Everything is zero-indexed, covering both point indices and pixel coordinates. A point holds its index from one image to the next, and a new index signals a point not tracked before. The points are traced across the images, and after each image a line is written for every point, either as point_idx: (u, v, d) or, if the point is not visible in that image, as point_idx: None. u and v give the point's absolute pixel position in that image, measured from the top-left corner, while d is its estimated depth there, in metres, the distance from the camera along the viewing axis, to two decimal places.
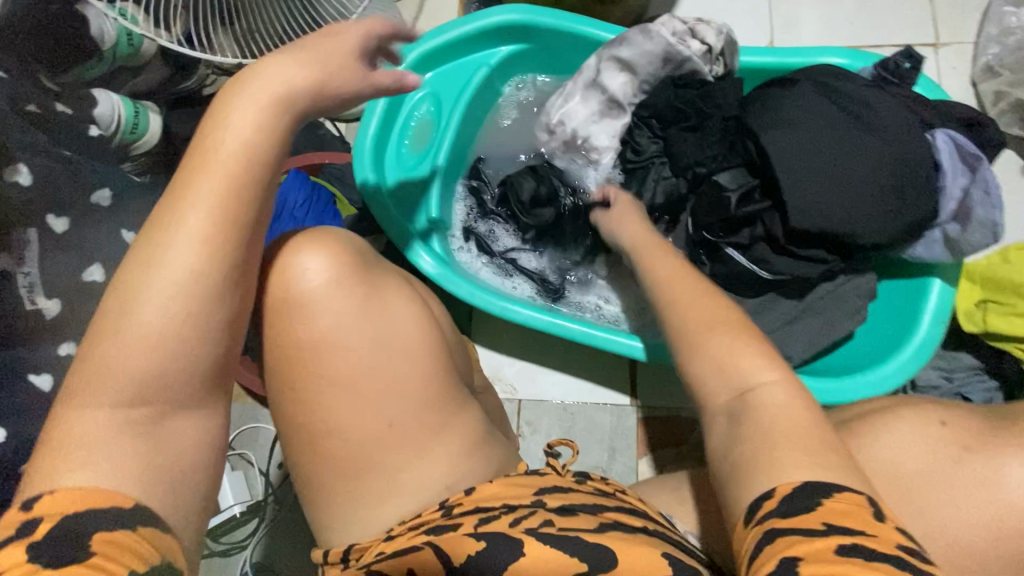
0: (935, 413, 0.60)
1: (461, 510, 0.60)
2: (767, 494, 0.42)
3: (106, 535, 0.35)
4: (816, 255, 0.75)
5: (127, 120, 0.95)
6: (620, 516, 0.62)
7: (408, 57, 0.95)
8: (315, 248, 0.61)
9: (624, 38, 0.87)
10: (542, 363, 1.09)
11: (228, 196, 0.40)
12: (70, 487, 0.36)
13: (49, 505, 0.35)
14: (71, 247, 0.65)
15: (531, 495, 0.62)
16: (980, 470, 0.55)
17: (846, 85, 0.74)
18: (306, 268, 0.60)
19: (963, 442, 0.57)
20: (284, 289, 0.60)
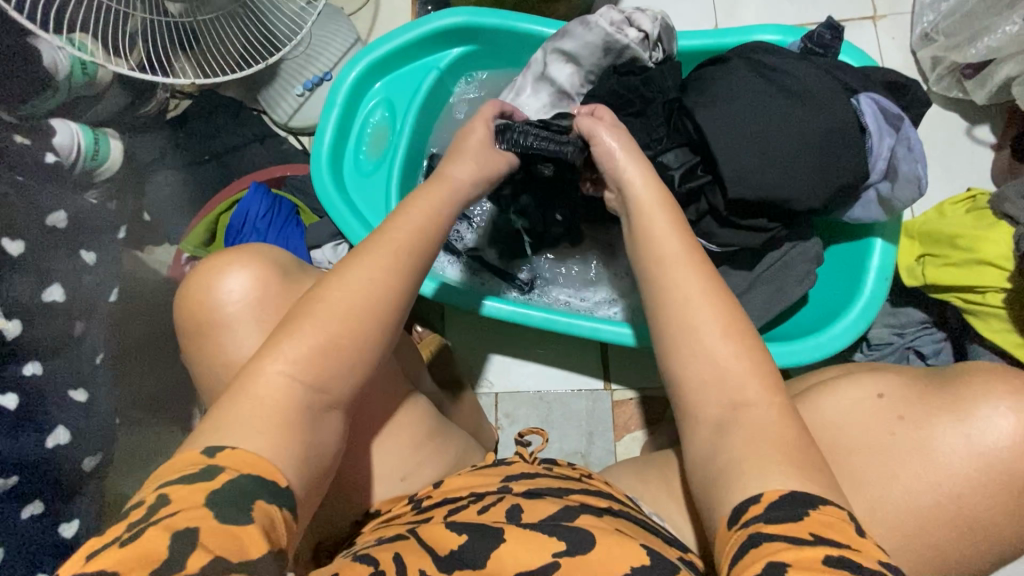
0: (873, 385, 0.67)
1: (431, 502, 0.65)
2: (755, 499, 0.45)
3: (264, 504, 0.44)
4: (758, 224, 0.77)
5: (87, 149, 0.98)
6: (586, 498, 0.63)
7: (358, 66, 0.98)
8: (235, 273, 0.67)
9: (565, 31, 0.90)
10: (516, 355, 1.10)
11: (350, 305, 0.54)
12: (244, 451, 0.46)
13: (228, 459, 0.45)
14: (30, 269, 0.67)
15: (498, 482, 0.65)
16: (912, 436, 0.62)
17: (773, 59, 0.77)
18: (226, 287, 0.67)
19: (899, 412, 0.64)
20: (209, 309, 0.67)
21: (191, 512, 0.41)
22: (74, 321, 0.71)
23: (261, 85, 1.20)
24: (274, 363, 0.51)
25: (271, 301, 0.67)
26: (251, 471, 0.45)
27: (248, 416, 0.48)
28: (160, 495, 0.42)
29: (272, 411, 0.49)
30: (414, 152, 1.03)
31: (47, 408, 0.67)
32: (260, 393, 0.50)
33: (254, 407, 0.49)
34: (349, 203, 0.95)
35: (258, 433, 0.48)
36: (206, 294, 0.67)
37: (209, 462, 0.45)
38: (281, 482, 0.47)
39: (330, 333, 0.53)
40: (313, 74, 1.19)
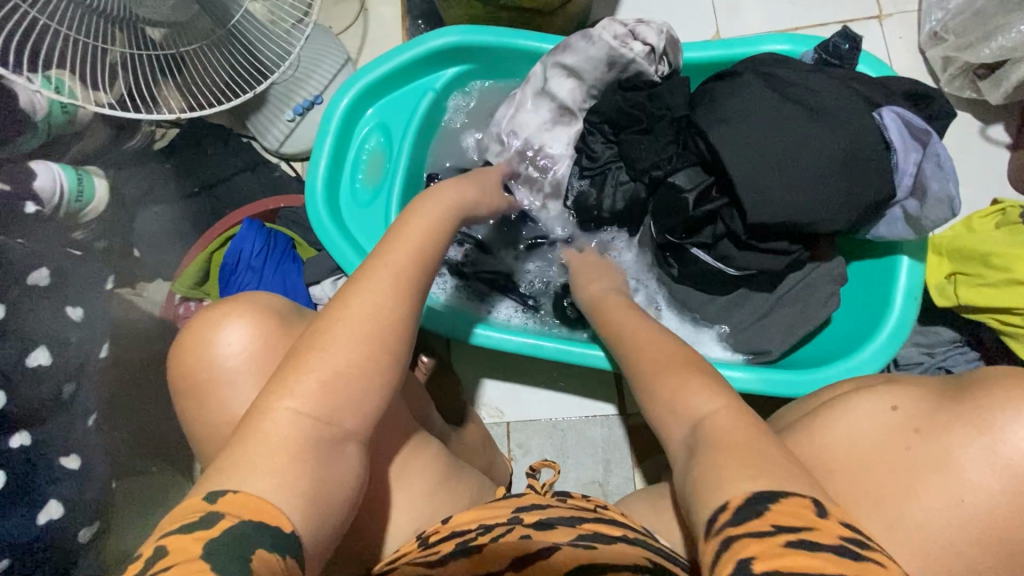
0: (886, 397, 0.61)
1: (438, 536, 0.60)
2: (722, 505, 0.42)
3: (263, 554, 0.40)
4: (780, 247, 0.74)
5: (71, 189, 0.93)
6: (600, 525, 0.60)
7: (350, 91, 0.94)
8: (231, 324, 0.63)
9: (566, 45, 0.85)
10: (528, 383, 1.07)
11: (366, 353, 0.50)
12: (245, 493, 0.43)
13: (228, 505, 0.42)
14: (12, 334, 0.62)
15: (509, 513, 0.61)
16: (928, 449, 0.55)
17: (787, 72, 0.73)
18: (223, 340, 0.63)
19: (913, 425, 0.57)
20: (207, 366, 0.63)
21: (188, 566, 0.37)
22: (61, 384, 0.67)
23: (251, 110, 1.16)
24: (284, 402, 0.47)
25: (274, 348, 0.63)
26: (250, 515, 0.42)
27: (257, 462, 0.45)
28: (160, 545, 0.39)
29: (277, 457, 0.45)
30: (412, 177, 0.99)
31: (35, 481, 0.62)
32: (268, 430, 0.46)
33: (259, 446, 0.45)
34: (348, 237, 0.91)
35: (263, 480, 0.44)
36: (203, 350, 0.63)
37: (210, 508, 0.42)
38: (287, 529, 0.43)
39: (331, 367, 0.49)
40: (304, 98, 1.15)
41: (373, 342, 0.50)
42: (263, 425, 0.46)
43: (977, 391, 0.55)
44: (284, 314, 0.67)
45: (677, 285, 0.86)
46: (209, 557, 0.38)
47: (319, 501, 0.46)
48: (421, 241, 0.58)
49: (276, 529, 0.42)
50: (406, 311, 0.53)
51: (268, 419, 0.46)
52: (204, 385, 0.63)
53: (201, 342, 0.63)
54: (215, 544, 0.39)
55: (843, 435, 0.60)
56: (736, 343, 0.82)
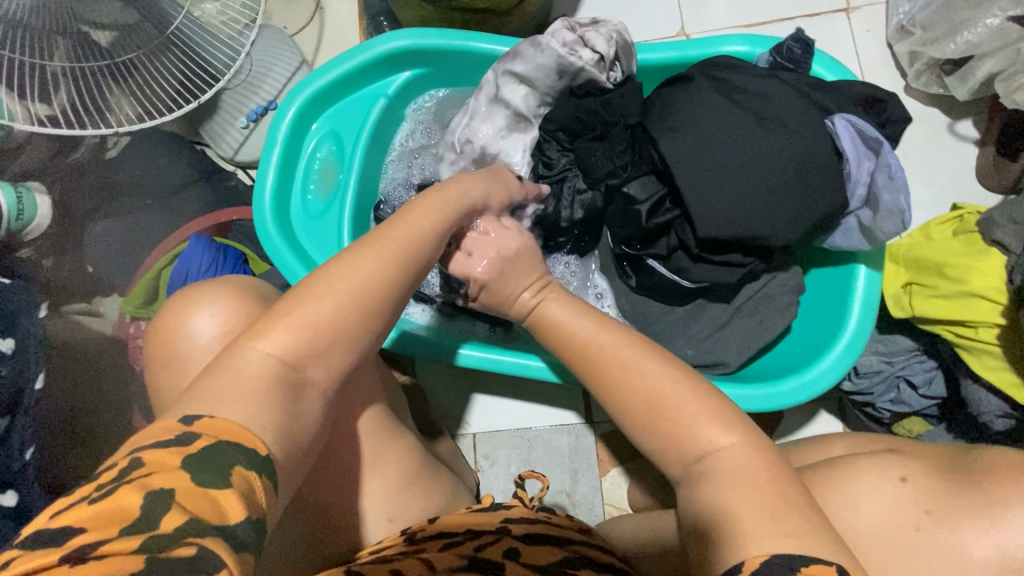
0: (894, 467, 0.62)
1: (424, 534, 0.61)
2: (739, 566, 0.44)
3: (243, 470, 0.37)
4: (733, 259, 0.72)
5: (10, 208, 0.92)
6: (587, 551, 0.63)
7: (297, 100, 0.91)
8: (225, 307, 0.61)
9: (516, 52, 0.85)
10: (495, 392, 1.05)
11: (306, 352, 0.47)
12: (224, 419, 0.40)
13: (205, 427, 0.38)
14: None
15: (499, 522, 0.66)
16: (937, 538, 0.56)
17: (741, 77, 0.71)
18: (188, 324, 0.60)
19: (923, 505, 0.58)
20: (178, 329, 0.60)
21: (170, 475, 0.34)
22: None
23: (203, 117, 1.12)
24: (257, 344, 0.45)
25: (193, 375, 0.59)
26: (232, 438, 0.38)
27: (224, 392, 0.42)
28: (133, 458, 0.35)
29: (247, 389, 0.43)
30: (366, 186, 0.96)
31: None
32: (200, 390, 0.42)
33: (230, 379, 0.43)
34: (299, 251, 0.88)
35: (244, 412, 0.41)
36: (190, 307, 0.61)
37: (185, 430, 0.37)
38: (262, 451, 0.39)
39: (288, 354, 0.46)
40: (256, 104, 1.11)
41: (319, 340, 0.47)
42: (248, 360, 0.44)
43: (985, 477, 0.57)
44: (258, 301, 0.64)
45: (633, 294, 0.84)
46: (188, 466, 0.35)
47: (289, 432, 0.43)
48: (394, 250, 0.54)
49: (253, 451, 0.39)
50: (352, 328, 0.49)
51: (263, 344, 0.46)
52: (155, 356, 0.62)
53: (169, 321, 0.61)
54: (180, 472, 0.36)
55: (852, 504, 0.60)
56: (694, 355, 0.78)
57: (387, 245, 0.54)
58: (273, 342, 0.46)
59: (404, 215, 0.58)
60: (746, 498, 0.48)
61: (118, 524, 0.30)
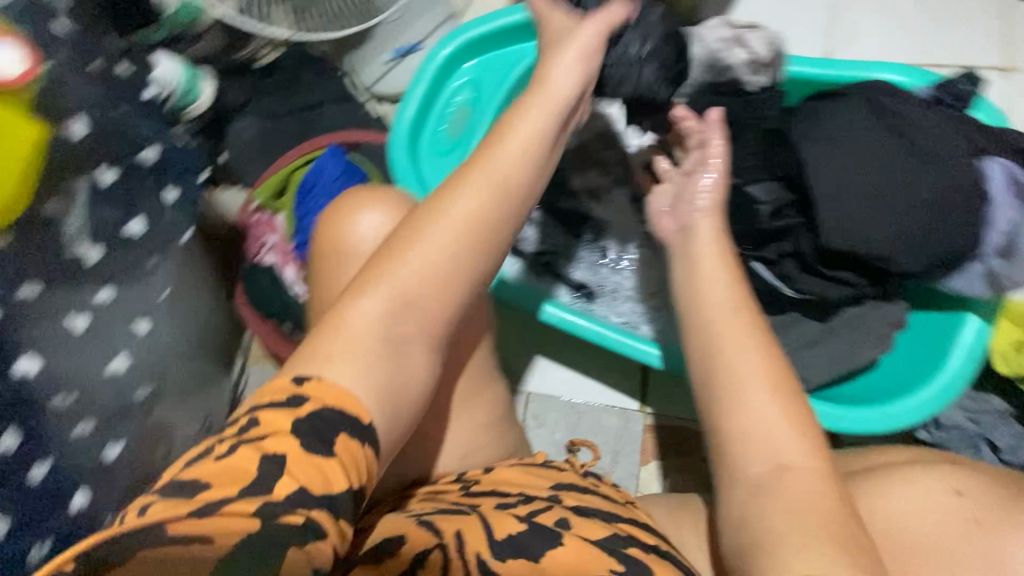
0: (951, 479, 0.58)
1: (480, 489, 0.60)
2: None
3: (347, 439, 0.41)
4: (845, 278, 0.73)
5: (182, 86, 0.98)
6: (636, 530, 0.58)
7: (452, 43, 0.96)
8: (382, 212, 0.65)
9: (668, 39, 0.87)
10: (558, 359, 1.09)
11: (408, 306, 0.47)
12: (332, 381, 0.43)
13: (316, 390, 0.42)
14: (117, 199, 0.68)
15: (548, 488, 0.61)
16: (986, 547, 0.54)
17: (899, 103, 0.72)
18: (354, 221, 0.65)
19: (974, 516, 0.56)
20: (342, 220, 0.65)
21: (280, 440, 0.39)
22: (148, 254, 0.73)
23: (349, 47, 1.20)
24: (364, 303, 0.46)
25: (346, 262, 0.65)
26: (335, 404, 0.42)
27: (335, 352, 0.44)
28: (253, 417, 0.41)
29: (360, 345, 0.45)
30: (492, 138, 1.01)
31: (111, 332, 0.68)
32: (316, 348, 0.44)
33: (339, 339, 0.45)
34: (422, 182, 0.94)
35: (356, 368, 0.44)
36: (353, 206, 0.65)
37: (295, 392, 0.42)
38: (364, 420, 0.42)
39: (396, 305, 0.46)
40: (404, 42, 1.18)
41: (422, 289, 0.47)
42: (354, 316, 0.46)
43: None
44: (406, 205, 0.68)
45: None
46: (299, 436, 0.40)
47: (394, 386, 0.45)
48: (498, 179, 0.50)
49: (355, 418, 0.42)
50: (456, 261, 0.48)
51: (366, 301, 0.46)
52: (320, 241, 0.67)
53: (338, 218, 0.66)
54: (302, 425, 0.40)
55: (904, 507, 0.57)
56: None
57: (489, 172, 0.50)
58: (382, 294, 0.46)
59: (494, 141, 0.52)
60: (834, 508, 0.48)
61: (238, 485, 0.37)
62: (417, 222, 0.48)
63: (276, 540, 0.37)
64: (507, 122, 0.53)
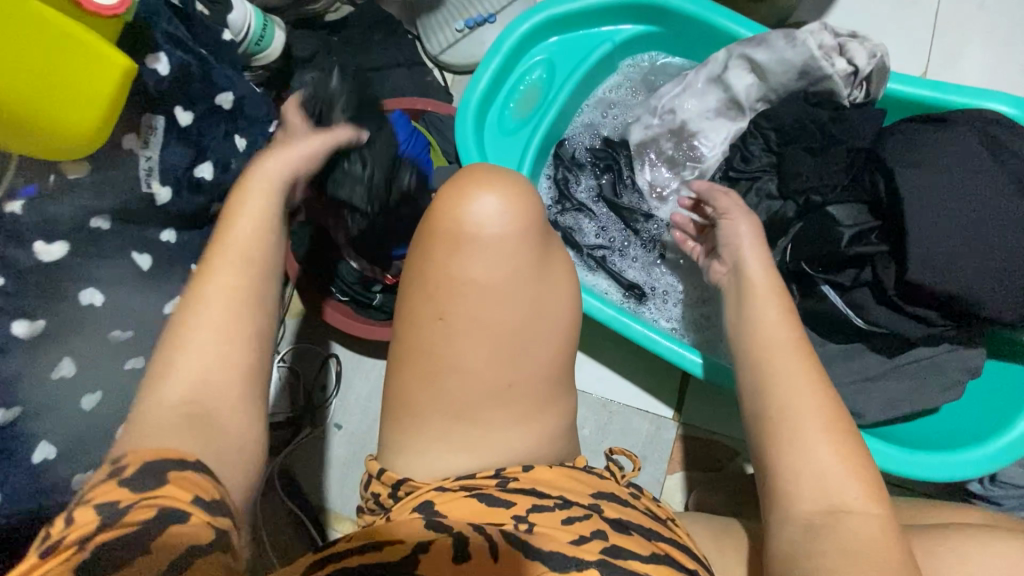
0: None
1: (517, 487, 0.53)
2: None
3: (177, 473, 0.40)
4: (925, 316, 0.69)
5: (255, 33, 0.98)
6: (675, 551, 0.52)
7: (533, 18, 0.93)
8: (497, 195, 0.56)
9: (763, 40, 0.81)
10: (595, 356, 1.07)
11: (213, 352, 0.47)
12: (145, 447, 0.42)
13: (133, 454, 0.41)
14: (190, 141, 0.68)
15: (589, 496, 0.54)
16: None
17: (1011, 138, 0.67)
18: (486, 201, 0.56)
19: None
20: (464, 205, 0.56)
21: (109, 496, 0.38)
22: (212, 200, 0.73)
23: (423, 11, 1.16)
24: (167, 386, 0.46)
25: (462, 252, 0.55)
26: (160, 455, 0.41)
27: (150, 421, 0.44)
28: (75, 503, 0.38)
29: (170, 419, 0.44)
30: (561, 122, 0.98)
31: (169, 272, 0.68)
32: (143, 419, 0.44)
33: (157, 407, 0.45)
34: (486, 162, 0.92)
35: (189, 434, 0.44)
36: (472, 190, 0.57)
37: (113, 466, 0.40)
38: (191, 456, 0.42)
39: (195, 384, 0.46)
40: (478, 13, 1.15)
41: (231, 330, 0.48)
42: (161, 392, 0.45)
43: None
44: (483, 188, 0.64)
45: None
46: (125, 485, 0.38)
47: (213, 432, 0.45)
48: (255, 228, 0.50)
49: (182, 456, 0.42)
50: (231, 314, 0.48)
51: (171, 375, 0.46)
52: (428, 224, 0.57)
53: (464, 196, 0.56)
54: (127, 477, 0.39)
55: None
56: None
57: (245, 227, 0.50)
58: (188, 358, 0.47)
59: (238, 200, 0.51)
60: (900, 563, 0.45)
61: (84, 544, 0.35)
62: (189, 297, 0.48)
63: (133, 549, 0.36)
64: (238, 196, 0.52)
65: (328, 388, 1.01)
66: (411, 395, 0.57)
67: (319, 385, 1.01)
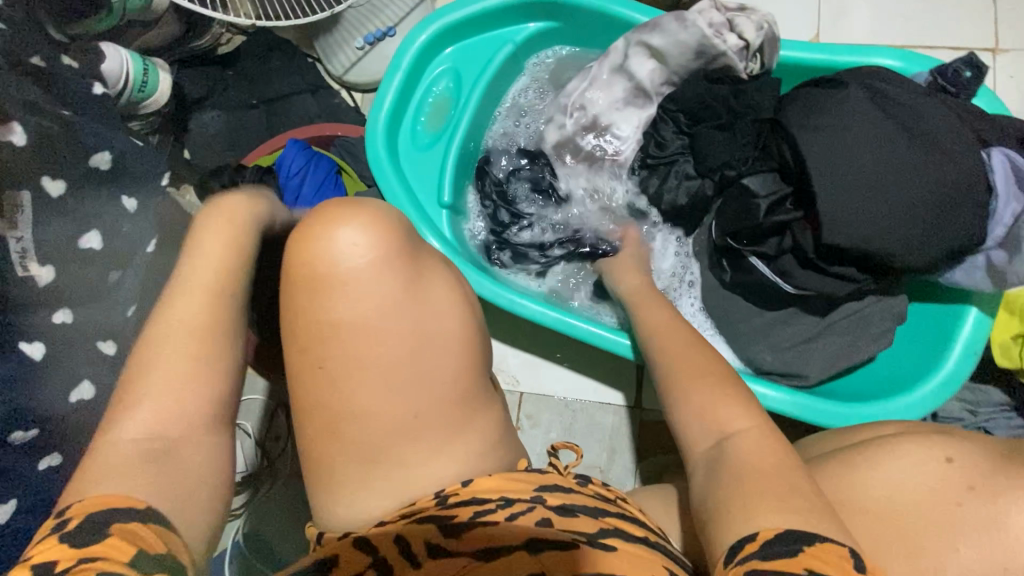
0: (939, 446, 0.57)
1: (456, 500, 0.52)
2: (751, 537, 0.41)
3: (124, 525, 0.39)
4: (848, 274, 0.71)
5: (137, 79, 0.92)
6: (623, 524, 0.53)
7: (429, 28, 0.90)
8: (359, 224, 0.54)
9: (656, 24, 0.82)
10: (548, 357, 1.06)
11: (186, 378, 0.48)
12: (101, 493, 0.41)
13: (81, 507, 0.40)
14: (69, 213, 0.62)
15: (532, 490, 0.54)
16: (982, 513, 0.52)
17: (898, 91, 0.69)
18: (346, 235, 0.53)
19: (968, 482, 0.54)
20: (324, 247, 0.53)
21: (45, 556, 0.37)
22: (108, 270, 0.67)
23: (320, 30, 1.09)
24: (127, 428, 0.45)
25: (338, 293, 0.53)
26: (105, 506, 0.40)
27: (104, 468, 0.43)
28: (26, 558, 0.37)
29: (128, 463, 0.43)
30: (476, 130, 0.96)
31: (71, 356, 0.63)
32: (100, 462, 0.43)
33: (111, 452, 0.44)
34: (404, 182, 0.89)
35: (138, 476, 0.43)
36: (328, 228, 0.54)
37: (59, 519, 0.39)
38: (138, 505, 0.41)
39: (150, 428, 0.45)
40: (376, 27, 1.08)
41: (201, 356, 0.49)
42: (116, 438, 0.45)
43: None
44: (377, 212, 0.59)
45: (723, 290, 0.84)
46: (68, 539, 0.37)
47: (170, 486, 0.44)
48: (217, 271, 0.53)
49: (130, 506, 0.41)
50: (196, 364, 0.48)
51: (132, 419, 0.45)
52: (298, 270, 0.54)
53: (320, 234, 0.54)
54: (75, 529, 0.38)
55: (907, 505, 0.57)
56: (773, 361, 0.79)
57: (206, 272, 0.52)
58: (148, 401, 0.46)
59: (206, 227, 0.55)
60: None
61: None
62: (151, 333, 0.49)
63: None
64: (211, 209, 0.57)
65: (283, 438, 0.98)
66: (340, 444, 0.54)
67: (272, 437, 0.97)
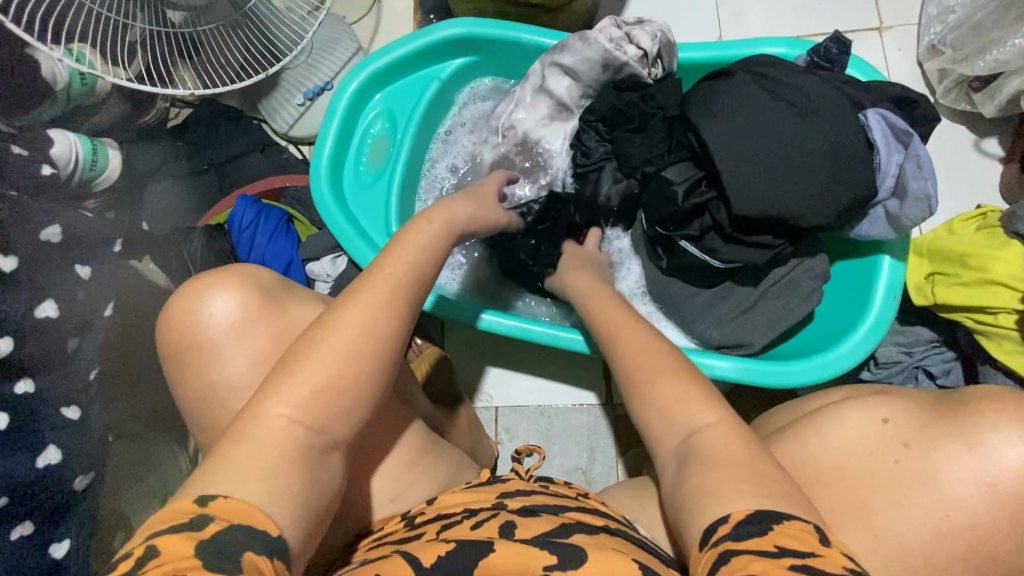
0: (877, 409, 0.63)
1: (423, 518, 0.57)
2: (723, 518, 0.43)
3: (254, 556, 0.39)
4: (763, 241, 0.77)
5: (85, 158, 0.95)
6: (583, 516, 0.55)
7: (358, 77, 0.97)
8: (215, 295, 0.61)
9: (564, 45, 0.88)
10: (519, 369, 1.09)
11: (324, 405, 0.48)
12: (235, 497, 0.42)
13: (220, 508, 0.41)
14: (22, 285, 0.65)
15: (494, 498, 0.57)
16: (916, 464, 0.59)
17: (779, 73, 0.76)
18: (202, 310, 0.60)
19: (903, 439, 0.60)
20: (190, 330, 0.61)
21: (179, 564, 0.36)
22: (67, 337, 0.69)
23: (262, 93, 1.16)
24: (274, 408, 0.46)
25: (216, 359, 0.60)
26: (243, 520, 0.41)
27: (246, 457, 0.44)
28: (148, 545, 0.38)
29: (259, 463, 0.44)
30: (416, 162, 1.02)
31: (34, 422, 0.64)
32: (254, 435, 0.45)
33: (253, 444, 0.45)
34: (350, 217, 0.94)
35: (255, 478, 0.43)
36: (185, 310, 0.61)
37: (199, 511, 0.40)
38: (274, 531, 0.41)
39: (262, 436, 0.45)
40: (314, 83, 1.15)
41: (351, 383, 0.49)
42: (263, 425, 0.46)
43: (970, 410, 0.59)
44: (262, 281, 0.65)
45: (664, 275, 0.89)
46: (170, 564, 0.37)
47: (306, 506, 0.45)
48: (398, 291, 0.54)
49: (265, 531, 0.41)
50: (347, 390, 0.48)
51: (263, 414, 0.46)
52: (173, 349, 0.62)
53: (185, 314, 0.61)
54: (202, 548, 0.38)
55: (839, 448, 0.62)
56: (719, 336, 0.84)
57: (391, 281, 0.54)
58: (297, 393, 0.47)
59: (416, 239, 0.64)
60: (779, 470, 0.47)
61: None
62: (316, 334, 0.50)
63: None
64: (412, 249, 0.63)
65: None
66: None
67: None
